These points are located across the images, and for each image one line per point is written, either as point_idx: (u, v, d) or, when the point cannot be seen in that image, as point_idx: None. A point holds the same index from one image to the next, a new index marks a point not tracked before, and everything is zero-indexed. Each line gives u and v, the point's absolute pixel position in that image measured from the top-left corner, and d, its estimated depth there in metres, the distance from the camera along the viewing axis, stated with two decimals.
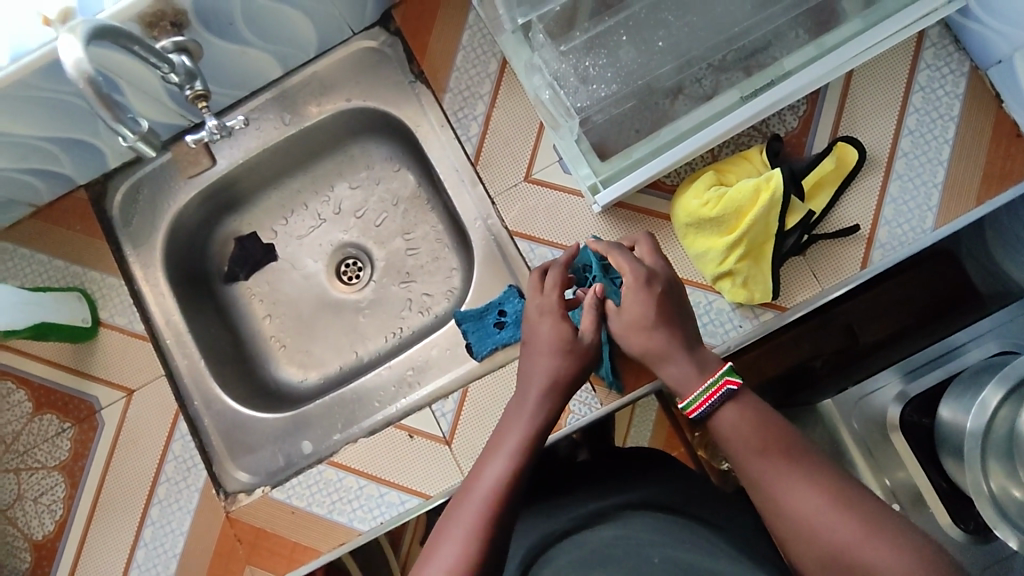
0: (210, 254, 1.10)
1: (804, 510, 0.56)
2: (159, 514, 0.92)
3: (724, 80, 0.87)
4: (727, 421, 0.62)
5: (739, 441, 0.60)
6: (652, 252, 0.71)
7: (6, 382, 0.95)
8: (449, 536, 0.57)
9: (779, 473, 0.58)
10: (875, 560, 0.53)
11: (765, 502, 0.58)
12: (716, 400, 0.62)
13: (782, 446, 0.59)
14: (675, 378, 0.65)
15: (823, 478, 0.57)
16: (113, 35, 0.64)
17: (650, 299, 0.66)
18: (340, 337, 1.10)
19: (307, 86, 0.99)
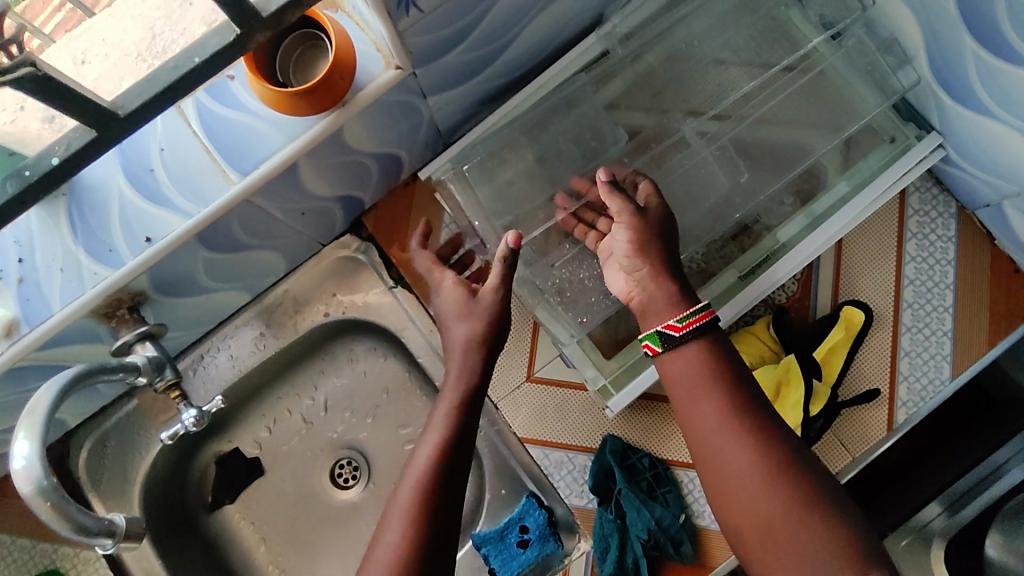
0: (192, 484, 1.01)
1: (736, 466, 0.57)
2: None
3: (718, 256, 0.85)
4: (684, 361, 0.63)
5: (687, 384, 0.62)
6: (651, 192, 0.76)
7: None
8: (391, 522, 0.62)
9: (724, 432, 0.59)
10: (801, 536, 0.53)
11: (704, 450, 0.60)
12: (691, 330, 0.63)
13: (734, 404, 0.60)
14: (655, 307, 0.67)
15: (772, 446, 0.57)
16: (82, 378, 0.61)
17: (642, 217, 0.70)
18: (345, 553, 1.01)
19: (280, 305, 0.92)
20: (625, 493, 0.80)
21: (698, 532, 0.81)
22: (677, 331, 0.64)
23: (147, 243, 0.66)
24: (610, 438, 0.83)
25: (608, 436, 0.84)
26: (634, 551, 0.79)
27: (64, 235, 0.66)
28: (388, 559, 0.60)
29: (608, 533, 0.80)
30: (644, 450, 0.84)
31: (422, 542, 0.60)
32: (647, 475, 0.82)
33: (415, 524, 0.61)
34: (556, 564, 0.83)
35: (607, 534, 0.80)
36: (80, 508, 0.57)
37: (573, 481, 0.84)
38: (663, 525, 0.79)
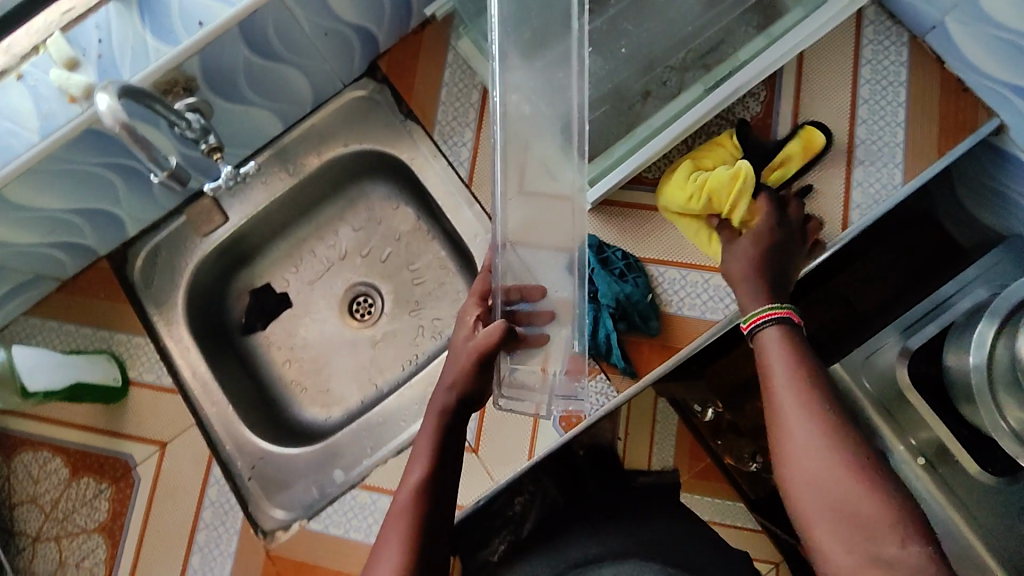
0: (229, 309, 1.15)
1: (799, 429, 0.69)
2: (200, 561, 0.92)
3: (687, 77, 0.96)
4: (767, 340, 0.76)
5: (772, 359, 0.74)
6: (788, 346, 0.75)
7: (42, 452, 0.99)
8: (416, 458, 0.80)
9: (794, 404, 0.70)
10: (849, 489, 0.64)
11: (775, 417, 0.71)
12: (759, 327, 0.78)
13: (811, 385, 0.71)
14: (745, 305, 0.82)
15: (829, 416, 0.69)
16: (138, 95, 0.74)
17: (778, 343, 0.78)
18: (359, 371, 1.14)
19: (305, 139, 1.08)
20: (598, 275, 0.91)
21: (666, 314, 0.92)
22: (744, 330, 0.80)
23: (199, 26, 0.81)
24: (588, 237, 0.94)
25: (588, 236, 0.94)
26: (606, 327, 0.89)
27: (132, 20, 0.81)
28: (411, 485, 0.77)
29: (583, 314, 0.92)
30: (619, 246, 0.94)
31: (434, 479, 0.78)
32: (618, 263, 0.91)
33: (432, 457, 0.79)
34: None
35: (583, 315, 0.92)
36: (154, 150, 0.74)
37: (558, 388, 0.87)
38: (632, 300, 0.90)
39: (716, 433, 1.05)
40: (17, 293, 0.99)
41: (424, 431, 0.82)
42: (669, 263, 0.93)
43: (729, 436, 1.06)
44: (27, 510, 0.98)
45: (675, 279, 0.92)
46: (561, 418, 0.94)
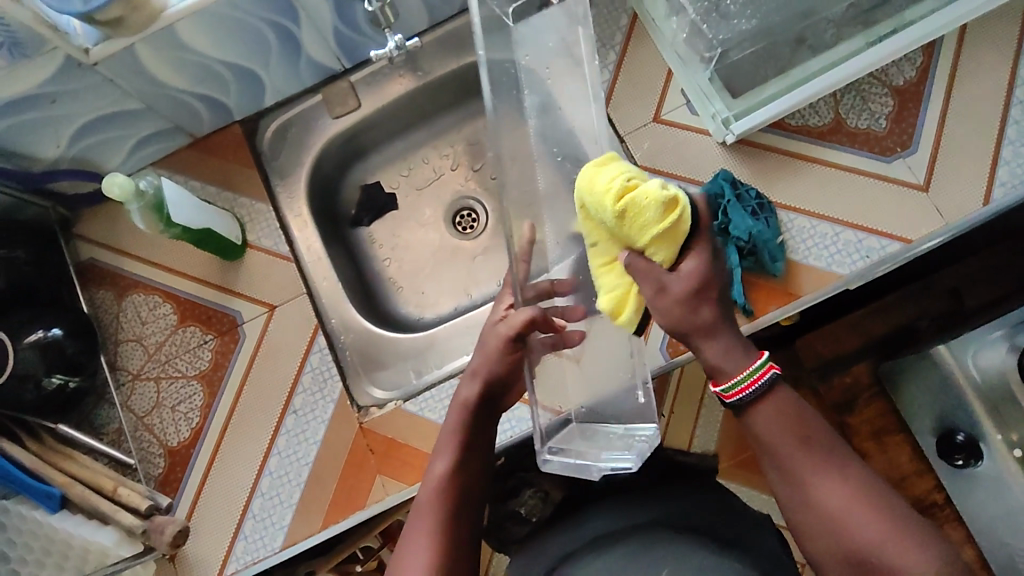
0: (339, 200, 1.17)
1: (837, 505, 0.59)
2: (294, 423, 0.95)
3: (845, 32, 0.95)
4: (759, 414, 0.62)
5: (773, 436, 0.62)
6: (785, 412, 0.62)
7: (154, 296, 1.02)
8: (441, 451, 0.71)
9: (813, 483, 0.60)
10: (901, 563, 0.57)
11: (795, 501, 0.61)
12: (742, 397, 0.62)
13: (819, 457, 0.61)
14: (713, 364, 0.63)
15: (861, 478, 0.61)
16: None
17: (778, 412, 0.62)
18: (455, 281, 1.14)
19: (445, 41, 1.10)
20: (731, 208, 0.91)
21: (790, 261, 0.92)
22: (725, 399, 0.63)
23: None
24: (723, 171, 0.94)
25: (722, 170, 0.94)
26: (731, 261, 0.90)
27: None
28: (434, 481, 0.68)
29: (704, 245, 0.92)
30: (752, 186, 0.94)
31: (462, 475, 0.69)
32: (752, 199, 0.92)
33: (457, 452, 0.70)
34: None
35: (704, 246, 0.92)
36: None
37: (611, 445, 0.71)
38: (762, 237, 0.90)
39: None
40: (153, 139, 1.02)
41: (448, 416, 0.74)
42: (802, 211, 0.93)
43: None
44: (130, 348, 1.00)
45: (806, 226, 0.92)
46: (668, 346, 0.94)
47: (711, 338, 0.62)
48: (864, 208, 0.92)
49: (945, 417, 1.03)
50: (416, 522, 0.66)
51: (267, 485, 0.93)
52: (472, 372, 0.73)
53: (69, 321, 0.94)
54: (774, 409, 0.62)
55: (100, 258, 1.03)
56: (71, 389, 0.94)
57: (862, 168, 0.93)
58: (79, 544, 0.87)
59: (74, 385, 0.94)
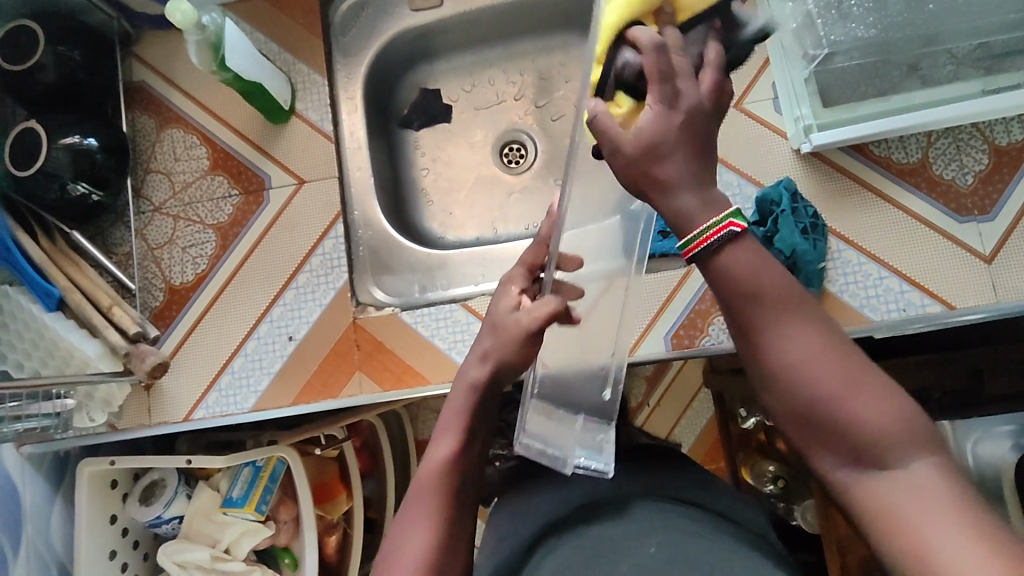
0: (397, 96, 1.14)
1: (799, 360, 0.54)
2: (293, 297, 0.96)
3: (963, 71, 0.86)
4: (733, 258, 0.55)
5: (744, 274, 0.54)
6: (754, 261, 0.55)
7: (192, 137, 1.02)
8: (449, 428, 0.68)
9: (781, 323, 0.55)
10: (862, 412, 0.52)
11: (759, 345, 0.56)
12: (710, 246, 0.54)
13: (792, 298, 0.55)
14: (682, 212, 0.54)
15: (826, 330, 0.55)
16: None
17: (745, 255, 0.55)
18: (484, 210, 1.11)
19: None
20: (783, 220, 0.87)
21: (825, 291, 0.88)
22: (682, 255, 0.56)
23: None
24: (786, 179, 0.90)
25: (785, 177, 0.90)
26: None
27: None
28: (439, 461, 0.66)
29: None
30: (812, 204, 0.90)
31: (467, 456, 0.68)
32: (807, 217, 0.87)
33: (463, 431, 0.68)
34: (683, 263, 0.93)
35: None
36: None
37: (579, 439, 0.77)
38: (806, 257, 0.86)
39: (740, 447, 1.17)
40: None
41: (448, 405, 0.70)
42: (853, 244, 0.88)
43: (750, 452, 1.17)
44: (157, 180, 1.01)
45: (852, 261, 0.88)
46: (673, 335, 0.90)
47: (669, 165, 0.53)
48: (917, 259, 0.87)
49: None
50: (418, 500, 0.65)
51: (252, 348, 0.95)
52: (484, 356, 0.69)
53: (105, 136, 0.93)
54: (743, 258, 0.54)
55: (151, 84, 1.03)
56: (93, 202, 0.94)
57: (931, 220, 0.88)
58: (65, 348, 0.88)
59: (96, 200, 0.94)
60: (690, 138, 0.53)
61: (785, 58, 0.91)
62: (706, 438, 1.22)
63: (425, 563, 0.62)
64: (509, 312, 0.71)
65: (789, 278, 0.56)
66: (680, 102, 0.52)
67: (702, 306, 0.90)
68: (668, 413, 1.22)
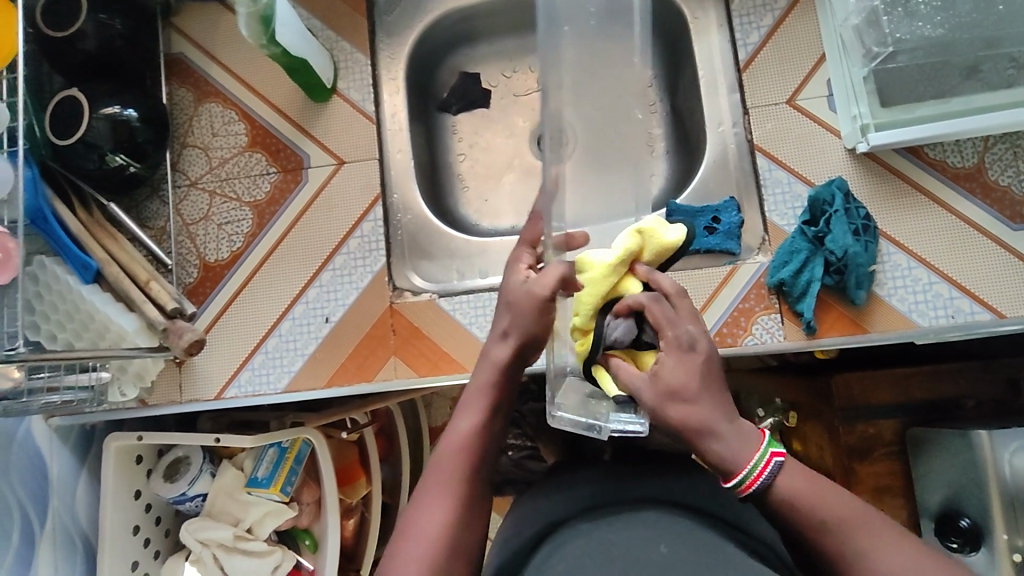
0: (436, 79, 1.12)
1: (895, 575, 0.52)
2: (329, 279, 0.95)
3: None
4: (789, 484, 0.56)
5: (811, 503, 0.55)
6: (811, 488, 0.56)
7: (231, 112, 1.00)
8: (471, 403, 0.68)
9: (860, 544, 0.54)
10: None
11: (848, 571, 0.54)
12: (762, 484, 0.56)
13: (860, 516, 0.55)
14: (727, 452, 0.56)
15: (906, 536, 0.55)
16: None
17: (799, 479, 0.56)
18: (519, 198, 1.09)
19: None
20: (836, 220, 0.86)
21: (873, 294, 0.87)
22: (739, 491, 0.57)
23: None
24: (838, 178, 0.89)
25: (838, 177, 0.89)
26: (812, 272, 0.87)
27: None
28: (462, 435, 0.65)
29: (792, 246, 0.88)
30: (864, 205, 0.88)
31: (489, 431, 0.67)
32: (859, 218, 0.86)
33: (486, 406, 0.67)
34: (728, 260, 0.91)
35: (790, 248, 0.88)
36: None
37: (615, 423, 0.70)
38: (857, 259, 0.85)
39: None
40: None
41: (471, 384, 0.70)
42: (904, 247, 0.87)
43: None
44: (194, 154, 1.00)
45: (902, 265, 0.87)
46: (716, 333, 0.88)
47: (694, 408, 0.57)
48: (968, 265, 0.85)
49: (952, 498, 0.97)
50: (438, 473, 0.64)
51: (287, 328, 0.94)
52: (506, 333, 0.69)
53: (146, 107, 0.91)
54: (797, 481, 0.56)
55: (190, 56, 1.01)
56: (130, 173, 0.92)
57: (984, 226, 0.86)
58: (101, 320, 0.87)
59: (133, 171, 0.92)
60: (703, 380, 0.58)
61: (843, 54, 0.90)
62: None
63: (442, 537, 0.60)
64: (520, 285, 0.71)
65: (850, 495, 0.57)
66: (693, 345, 0.59)
67: (746, 304, 0.88)
68: None
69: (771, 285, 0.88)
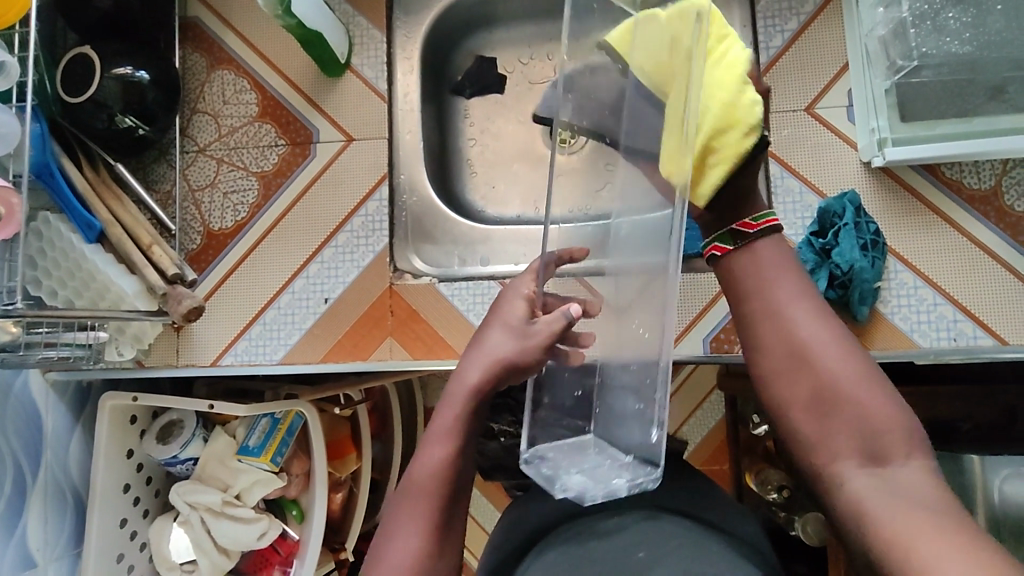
0: (452, 61, 1.11)
1: (811, 342, 0.66)
2: (331, 256, 0.95)
3: None
4: (766, 248, 0.70)
5: (775, 265, 0.70)
6: (781, 252, 0.70)
7: (242, 80, 0.99)
8: (441, 432, 0.68)
9: (796, 312, 0.68)
10: (860, 399, 0.64)
11: (780, 328, 0.68)
12: (760, 231, 0.70)
13: (806, 291, 0.69)
14: (748, 192, 0.71)
15: (834, 325, 0.68)
16: None
17: (775, 243, 0.70)
18: (526, 186, 1.08)
19: None
20: (845, 234, 0.85)
21: (876, 311, 0.86)
22: (749, 229, 0.70)
23: None
24: (850, 192, 0.87)
25: (850, 190, 0.87)
26: (816, 284, 0.86)
27: None
28: (434, 463, 0.67)
29: (798, 257, 0.87)
30: (874, 219, 0.87)
31: (459, 459, 0.67)
32: (869, 233, 0.85)
33: (457, 436, 0.68)
34: None
35: (796, 259, 0.87)
36: None
37: (585, 479, 0.65)
38: (862, 274, 0.84)
39: (746, 452, 1.17)
40: None
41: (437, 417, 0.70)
42: (911, 265, 0.86)
43: (756, 459, 1.15)
44: (204, 120, 0.99)
45: (907, 284, 0.86)
46: (713, 339, 0.89)
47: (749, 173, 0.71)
48: (976, 288, 0.84)
49: None
50: (411, 498, 0.66)
51: (286, 301, 0.95)
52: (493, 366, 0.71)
53: (157, 70, 0.90)
54: (776, 246, 0.70)
55: (205, 21, 1.00)
56: (138, 136, 0.92)
57: (994, 250, 0.85)
58: (102, 281, 0.87)
59: (142, 134, 0.92)
60: (737, 201, 0.70)
61: (867, 65, 0.87)
62: (708, 445, 1.21)
63: (417, 567, 0.62)
64: (520, 322, 0.74)
65: (806, 279, 0.70)
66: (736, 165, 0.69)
67: None
68: (676, 413, 1.21)
69: None
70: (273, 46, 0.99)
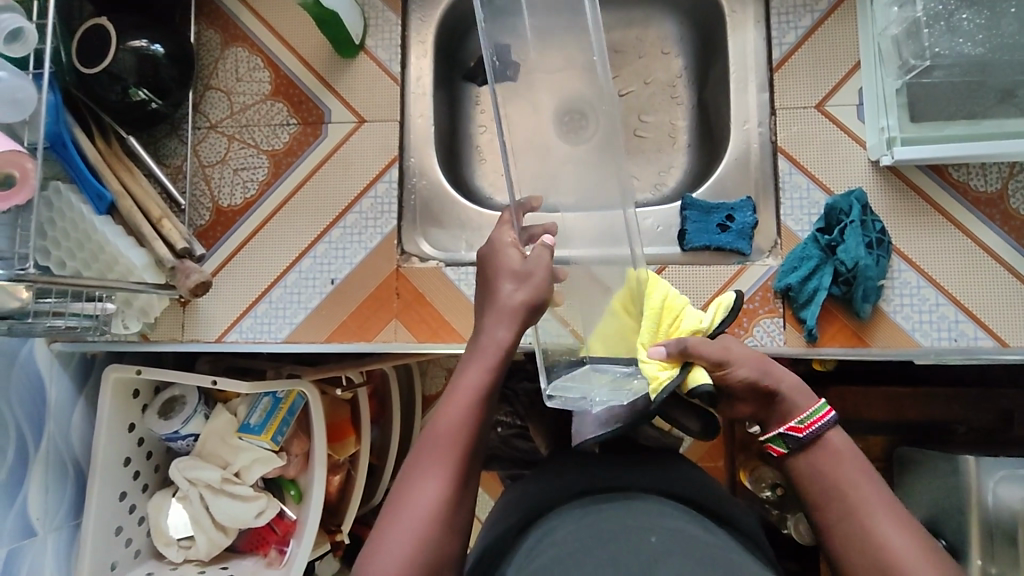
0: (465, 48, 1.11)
1: (893, 549, 0.58)
2: (339, 236, 0.96)
3: None
4: (825, 446, 0.65)
5: (838, 462, 0.64)
6: (845, 451, 0.65)
7: (256, 59, 0.99)
8: (464, 389, 0.67)
9: (870, 513, 0.61)
10: None
11: (854, 532, 0.60)
12: (810, 433, 0.65)
13: (881, 493, 0.62)
14: (789, 389, 0.68)
15: (916, 527, 0.60)
16: None
17: (834, 439, 0.65)
18: None
19: None
20: (851, 231, 0.85)
21: (879, 308, 0.87)
22: (799, 432, 0.65)
23: None
24: (858, 190, 0.88)
25: (857, 188, 0.88)
26: (820, 280, 0.86)
27: None
28: (456, 421, 0.65)
29: (803, 253, 0.88)
30: (880, 218, 0.88)
31: (479, 420, 0.66)
32: (874, 231, 0.86)
33: (481, 397, 0.67)
34: (737, 259, 0.92)
35: (800, 255, 0.88)
36: None
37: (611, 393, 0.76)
38: (867, 272, 0.84)
39: (741, 449, 1.18)
40: None
41: (464, 370, 0.69)
42: (915, 265, 0.87)
43: (750, 456, 1.16)
44: (216, 97, 0.99)
45: (910, 284, 0.86)
46: None
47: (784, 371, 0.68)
48: (979, 289, 0.85)
49: (931, 518, 0.97)
50: (429, 453, 0.64)
51: (292, 280, 0.95)
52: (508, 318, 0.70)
53: (173, 44, 0.91)
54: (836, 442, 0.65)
55: None
56: (151, 109, 0.92)
57: (997, 252, 0.85)
58: (110, 253, 0.87)
59: (155, 108, 0.92)
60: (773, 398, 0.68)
61: (878, 63, 0.88)
62: (706, 438, 1.22)
63: (432, 518, 0.61)
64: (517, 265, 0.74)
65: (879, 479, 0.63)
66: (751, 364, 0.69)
67: (750, 304, 0.88)
68: None
69: (777, 289, 0.88)
70: (289, 24, 0.99)
